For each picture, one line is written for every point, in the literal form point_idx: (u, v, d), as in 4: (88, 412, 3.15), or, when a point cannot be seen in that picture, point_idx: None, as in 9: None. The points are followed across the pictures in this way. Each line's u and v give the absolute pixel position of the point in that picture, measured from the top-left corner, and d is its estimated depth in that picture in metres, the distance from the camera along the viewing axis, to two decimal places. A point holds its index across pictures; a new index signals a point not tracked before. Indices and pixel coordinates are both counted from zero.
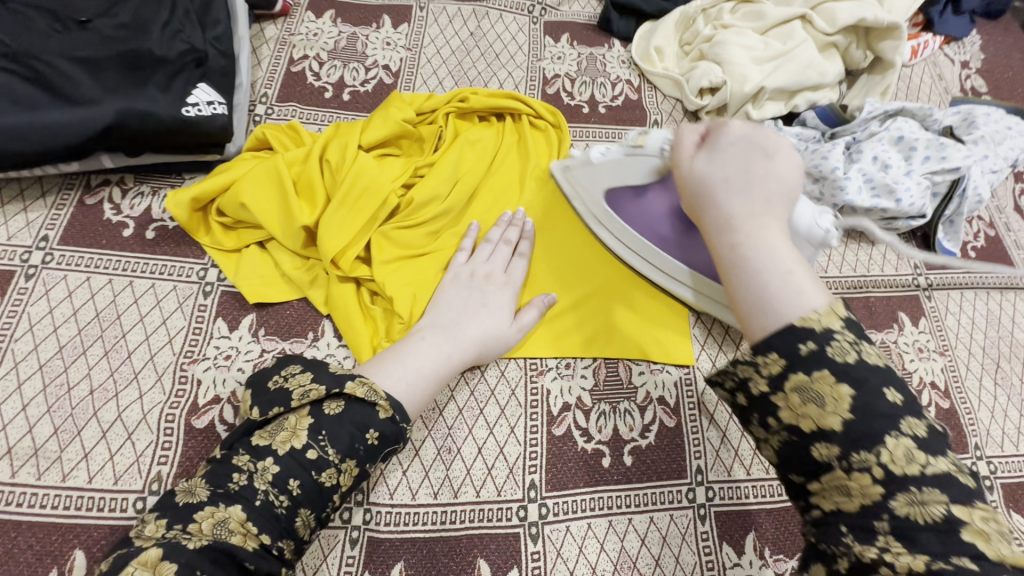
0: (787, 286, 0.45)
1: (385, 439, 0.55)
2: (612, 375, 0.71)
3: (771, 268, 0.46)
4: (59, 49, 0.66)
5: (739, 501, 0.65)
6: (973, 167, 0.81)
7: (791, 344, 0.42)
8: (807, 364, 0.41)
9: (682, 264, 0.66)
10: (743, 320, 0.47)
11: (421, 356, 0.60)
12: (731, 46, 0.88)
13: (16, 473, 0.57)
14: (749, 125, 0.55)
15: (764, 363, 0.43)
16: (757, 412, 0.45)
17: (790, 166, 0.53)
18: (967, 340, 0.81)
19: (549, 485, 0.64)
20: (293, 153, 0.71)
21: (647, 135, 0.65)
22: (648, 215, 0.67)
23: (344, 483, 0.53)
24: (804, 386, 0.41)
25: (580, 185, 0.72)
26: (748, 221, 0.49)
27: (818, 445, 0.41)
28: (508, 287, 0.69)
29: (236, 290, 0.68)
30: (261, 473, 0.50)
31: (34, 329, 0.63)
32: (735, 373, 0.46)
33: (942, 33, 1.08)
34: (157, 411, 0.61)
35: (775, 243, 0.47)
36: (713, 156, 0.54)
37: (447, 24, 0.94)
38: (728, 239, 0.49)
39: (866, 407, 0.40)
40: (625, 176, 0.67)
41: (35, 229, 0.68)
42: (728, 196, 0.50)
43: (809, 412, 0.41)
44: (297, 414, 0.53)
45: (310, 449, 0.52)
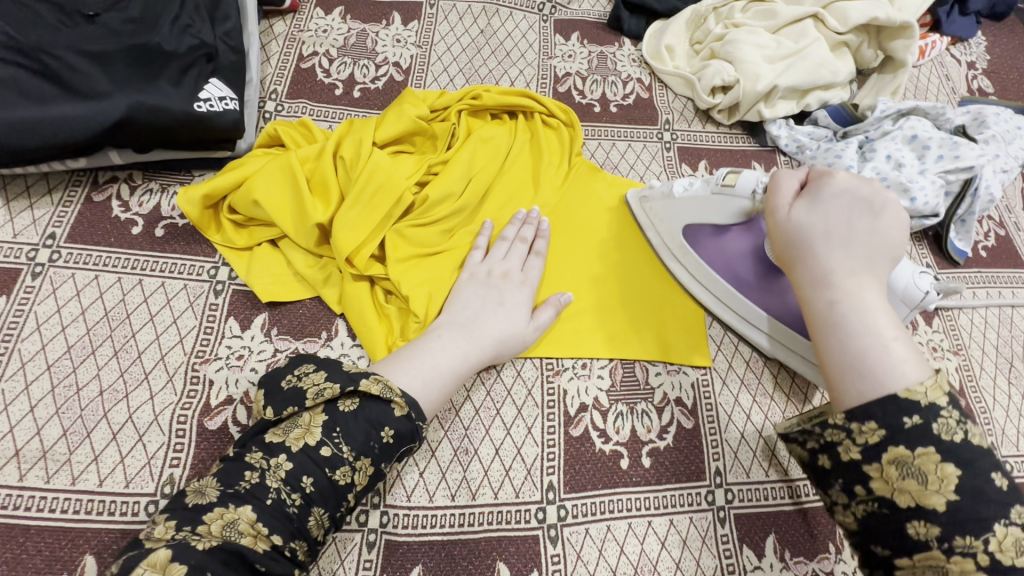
0: (885, 350, 0.45)
1: (401, 438, 0.54)
2: (629, 376, 0.70)
3: (871, 330, 0.46)
4: (67, 42, 0.65)
5: (760, 503, 0.65)
6: (986, 166, 0.81)
7: (895, 416, 0.43)
8: (908, 438, 0.42)
9: (760, 309, 0.68)
10: (832, 377, 0.47)
11: (440, 356, 0.59)
12: (745, 45, 0.87)
13: (24, 477, 0.55)
14: (857, 181, 0.55)
15: (859, 432, 0.45)
16: (842, 478, 0.47)
17: (896, 226, 0.53)
18: (980, 339, 0.81)
19: (567, 487, 0.63)
20: (305, 149, 0.70)
21: (736, 174, 0.64)
22: (727, 254, 0.69)
23: (359, 482, 0.52)
24: (903, 460, 0.42)
25: (658, 215, 0.75)
26: (849, 279, 0.49)
27: (916, 522, 0.41)
28: (525, 287, 0.68)
29: (248, 289, 0.67)
30: (274, 471, 0.49)
31: (41, 329, 0.62)
32: (823, 435, 0.48)
33: (949, 33, 1.08)
34: (168, 412, 0.59)
35: (876, 305, 0.48)
36: (814, 206, 0.55)
37: (457, 21, 0.94)
38: (825, 294, 0.50)
39: (974, 490, 0.40)
40: (708, 215, 0.68)
41: (41, 227, 0.67)
42: (827, 250, 0.51)
43: (909, 487, 0.42)
44: (312, 411, 0.52)
45: (325, 446, 0.51)
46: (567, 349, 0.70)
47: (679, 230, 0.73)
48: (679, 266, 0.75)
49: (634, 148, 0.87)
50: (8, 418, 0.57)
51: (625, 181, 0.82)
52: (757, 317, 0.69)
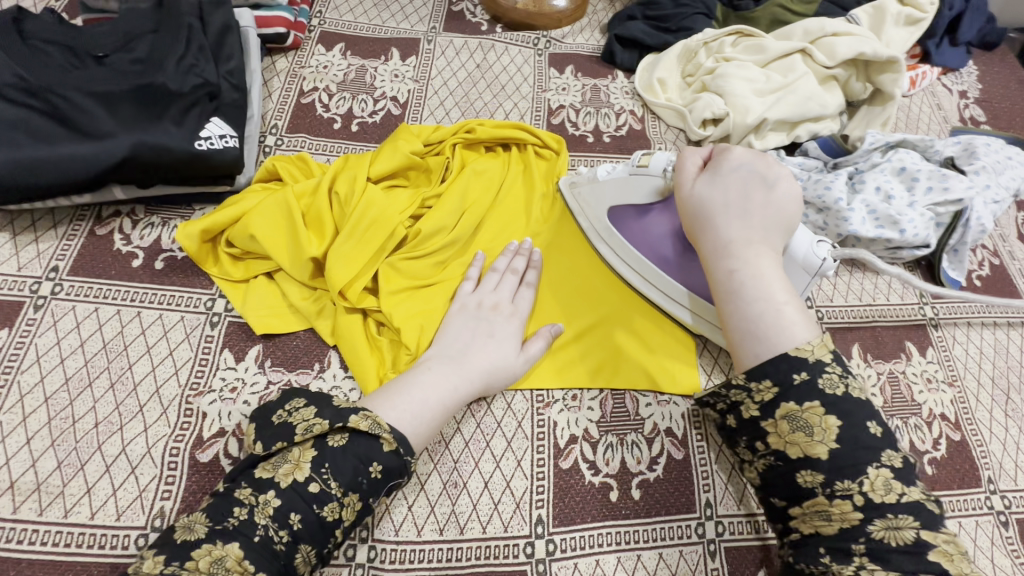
0: (777, 314, 0.53)
1: (389, 473, 0.54)
2: (619, 407, 0.70)
3: (765, 298, 0.54)
4: (76, 83, 0.68)
5: (743, 536, 0.64)
6: (977, 198, 0.81)
7: (786, 374, 0.50)
8: (798, 394, 0.49)
9: (680, 285, 0.71)
10: (734, 340, 0.55)
11: (428, 389, 0.59)
12: (734, 79, 0.89)
13: (18, 509, 0.56)
14: (748, 155, 0.62)
15: (758, 390, 0.51)
16: (746, 435, 0.52)
17: (789, 197, 0.60)
18: (975, 370, 0.81)
19: (556, 521, 0.63)
20: (302, 185, 0.72)
21: (650, 156, 0.70)
22: (649, 234, 0.72)
23: (347, 518, 0.53)
24: (794, 415, 0.49)
25: (585, 201, 0.77)
26: (745, 248, 0.57)
27: (803, 472, 0.48)
28: (514, 319, 0.69)
29: (243, 320, 0.68)
30: (262, 506, 0.50)
31: (41, 360, 0.63)
32: (728, 396, 0.53)
33: (940, 64, 1.09)
34: (161, 444, 0.60)
35: (769, 272, 0.55)
36: (713, 180, 0.61)
37: (454, 56, 0.96)
38: (726, 263, 0.56)
39: (851, 439, 0.47)
40: (629, 196, 0.72)
41: (45, 260, 0.69)
42: (726, 221, 0.58)
43: (799, 440, 0.48)
44: (302, 445, 0.53)
45: (313, 482, 0.51)
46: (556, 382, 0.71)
47: (605, 213, 0.75)
48: (607, 250, 0.77)
49: None
50: (5, 450, 0.58)
51: None
52: (678, 292, 0.72)
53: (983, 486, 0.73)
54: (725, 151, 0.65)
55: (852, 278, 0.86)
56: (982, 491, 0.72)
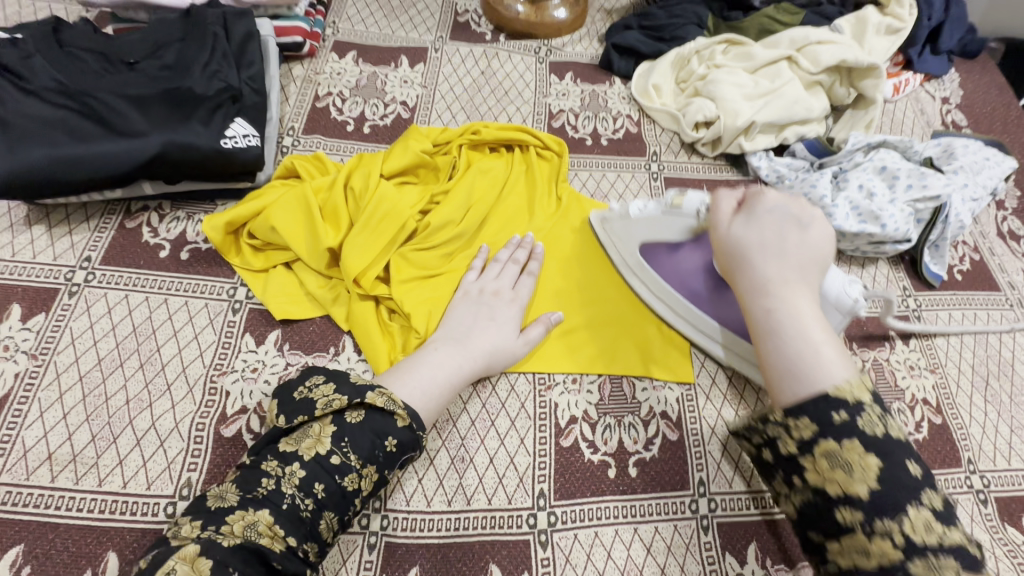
0: (816, 354, 0.52)
1: (404, 447, 0.58)
2: (617, 391, 0.74)
3: (803, 337, 0.53)
4: (110, 87, 0.73)
5: (740, 512, 0.68)
6: (954, 195, 0.86)
7: (825, 412, 0.49)
8: (838, 433, 0.48)
9: (713, 320, 0.74)
10: (771, 377, 0.54)
11: (435, 365, 0.64)
12: (724, 84, 0.95)
13: (55, 478, 0.60)
14: (782, 196, 0.63)
15: (796, 427, 0.51)
16: (783, 470, 0.53)
17: (823, 238, 0.60)
18: (956, 358, 0.85)
19: (557, 495, 0.67)
20: (319, 181, 0.77)
21: (683, 194, 0.71)
22: (681, 269, 0.75)
23: (365, 488, 0.56)
24: (833, 453, 0.49)
25: (617, 235, 0.80)
26: (782, 286, 0.56)
27: (842, 509, 0.48)
28: (514, 304, 0.73)
29: (263, 307, 0.73)
30: (288, 477, 0.54)
31: (75, 342, 0.67)
32: (765, 430, 0.53)
33: (922, 71, 1.15)
34: (188, 420, 0.64)
35: (806, 311, 0.55)
36: (749, 221, 0.62)
37: (460, 63, 1.02)
38: (763, 301, 0.56)
39: (893, 479, 0.47)
40: (660, 233, 0.74)
41: (78, 250, 0.74)
42: (763, 260, 0.58)
43: (837, 477, 0.48)
44: (321, 422, 0.57)
45: (334, 455, 0.55)
46: (554, 364, 0.75)
47: (636, 248, 0.78)
48: (640, 283, 0.80)
49: (622, 179, 0.93)
50: (43, 424, 0.62)
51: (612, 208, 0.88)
52: (710, 327, 0.75)
53: (963, 466, 0.76)
54: (758, 192, 0.65)
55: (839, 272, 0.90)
56: (962, 471, 0.76)
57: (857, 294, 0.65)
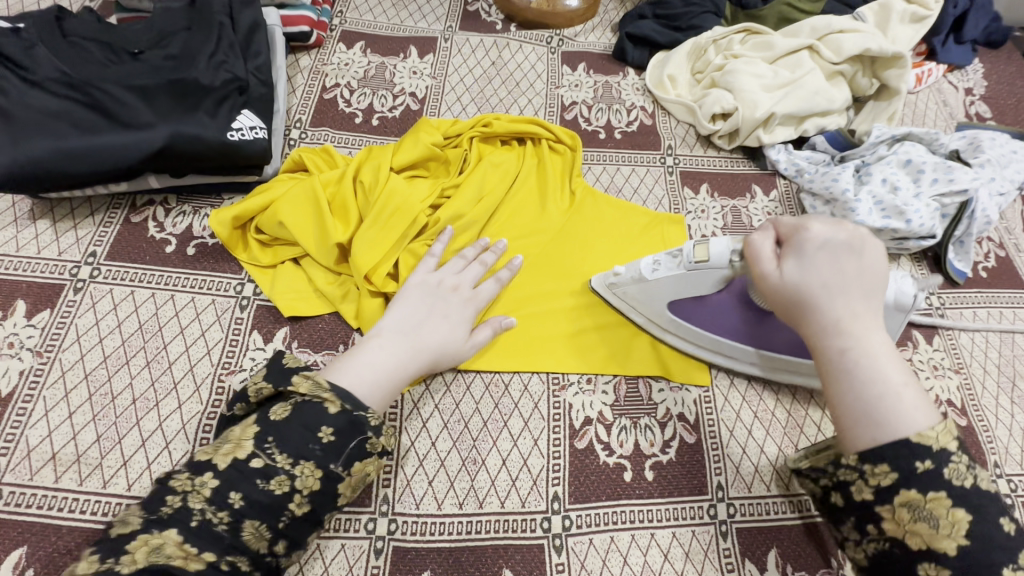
0: (897, 398, 0.50)
1: (343, 434, 0.55)
2: (633, 392, 0.72)
3: (883, 380, 0.50)
4: (115, 77, 0.71)
5: (761, 518, 0.66)
6: (982, 189, 0.83)
7: (910, 463, 0.48)
8: (923, 484, 0.47)
9: (749, 346, 0.71)
10: (846, 424, 0.51)
11: (376, 362, 0.61)
12: (743, 75, 0.92)
13: (59, 479, 0.59)
14: (832, 224, 0.58)
15: (873, 474, 0.49)
16: (855, 516, 0.52)
17: (878, 259, 0.57)
18: (981, 358, 0.82)
19: (572, 498, 0.65)
20: (328, 174, 0.75)
21: (705, 246, 0.64)
22: (715, 311, 0.69)
23: (305, 488, 0.53)
24: (917, 504, 0.48)
25: (634, 299, 0.73)
26: (855, 326, 0.53)
27: (925, 564, 0.47)
28: (470, 302, 0.70)
29: (271, 304, 0.71)
30: (197, 490, 0.51)
31: (80, 339, 0.66)
32: (836, 474, 0.53)
33: (946, 61, 1.11)
34: (195, 421, 0.63)
35: (880, 351, 0.52)
36: (803, 258, 0.56)
37: (470, 54, 0.99)
38: (837, 344, 0.52)
39: (984, 536, 0.46)
40: (688, 289, 0.67)
41: (83, 245, 0.72)
42: (829, 300, 0.54)
43: (921, 531, 0.47)
44: (243, 427, 0.55)
45: (256, 458, 0.53)
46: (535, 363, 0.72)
47: (664, 310, 0.71)
48: (675, 338, 0.74)
49: (637, 173, 0.91)
50: (48, 423, 0.61)
51: (628, 204, 0.85)
52: (746, 352, 0.71)
53: (989, 469, 0.74)
54: (798, 222, 0.59)
55: None
56: (988, 475, 0.74)
57: (913, 290, 0.65)
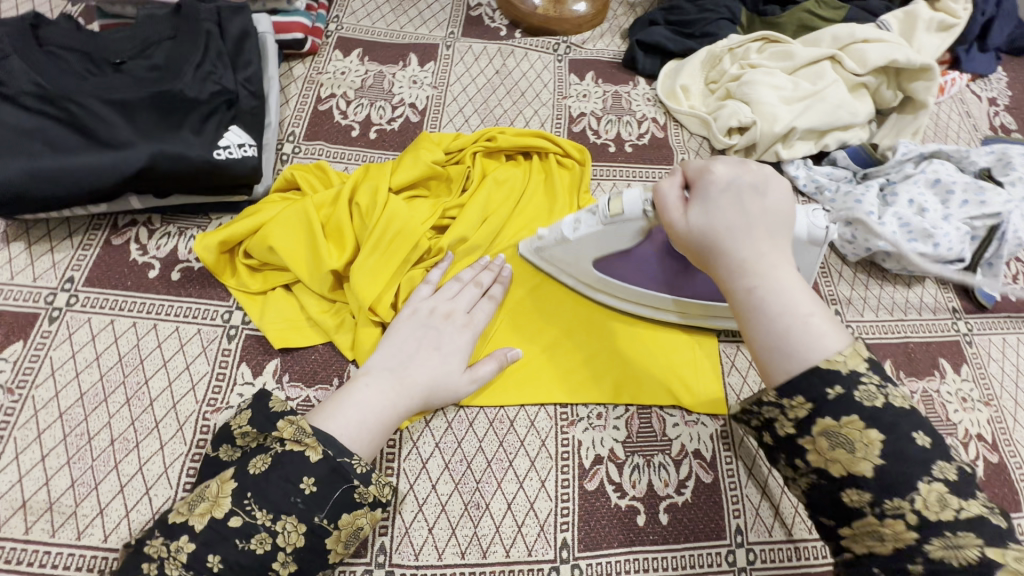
0: (806, 326, 0.48)
1: (326, 483, 0.52)
2: (646, 427, 0.68)
3: (791, 311, 0.48)
4: (92, 91, 0.66)
5: (783, 564, 0.62)
6: (1016, 212, 0.78)
7: (819, 389, 0.46)
8: (836, 409, 0.45)
9: (667, 295, 0.70)
10: (762, 359, 0.49)
11: (365, 403, 0.57)
12: (761, 86, 0.87)
13: (30, 529, 0.54)
14: (734, 166, 0.56)
15: (791, 407, 0.47)
16: (784, 453, 0.49)
17: (780, 196, 0.55)
18: (1012, 389, 0.77)
19: (581, 545, 0.61)
20: (322, 194, 0.70)
21: (619, 199, 0.61)
22: (637, 262, 0.68)
23: (288, 544, 0.50)
24: (833, 431, 0.45)
25: (560, 260, 0.71)
26: (761, 263, 0.51)
27: (849, 491, 0.45)
28: (466, 330, 0.65)
29: (260, 333, 0.67)
30: (173, 558, 0.48)
31: (55, 374, 0.62)
32: (760, 413, 0.49)
33: (970, 70, 1.06)
34: (178, 464, 0.59)
35: (791, 284, 0.50)
36: (706, 204, 0.54)
37: (473, 62, 0.95)
38: (744, 283, 0.51)
39: (898, 452, 0.43)
40: (609, 245, 0.66)
41: (60, 270, 0.68)
42: (733, 242, 0.52)
43: (839, 457, 0.45)
44: (220, 481, 0.51)
45: (235, 517, 0.50)
46: (547, 396, 0.68)
47: (591, 268, 0.70)
48: (607, 296, 0.73)
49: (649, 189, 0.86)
50: (19, 467, 0.57)
51: None
52: (664, 301, 0.71)
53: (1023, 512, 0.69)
54: (702, 169, 0.57)
55: (882, 293, 0.82)
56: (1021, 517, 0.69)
57: (826, 221, 0.61)
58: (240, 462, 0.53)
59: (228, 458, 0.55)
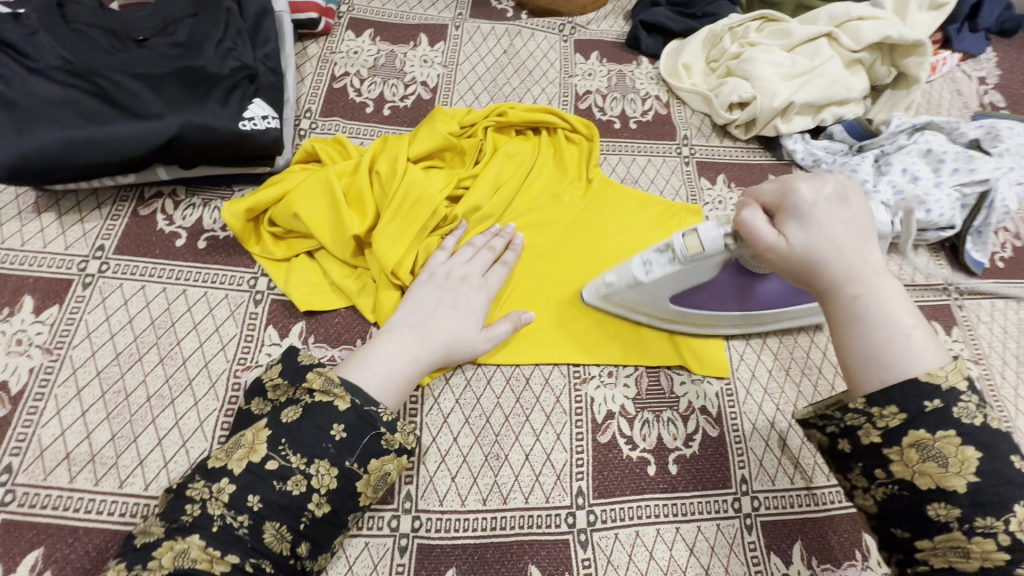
0: (906, 338, 0.48)
1: (355, 430, 0.55)
2: (654, 385, 0.71)
3: (893, 323, 0.48)
4: (120, 65, 0.69)
5: (785, 510, 0.66)
6: (1002, 179, 0.82)
7: (916, 402, 0.45)
8: (930, 423, 0.45)
9: (736, 312, 0.70)
10: (860, 369, 0.48)
11: (391, 356, 0.60)
12: (760, 63, 0.90)
13: (74, 479, 0.57)
14: (813, 181, 0.54)
15: (881, 416, 0.46)
16: (864, 462, 0.48)
17: (866, 211, 0.54)
18: (1000, 349, 0.81)
19: (596, 493, 0.65)
20: (342, 164, 0.73)
21: (697, 235, 0.59)
22: (707, 291, 0.67)
23: (322, 487, 0.53)
24: (925, 444, 0.45)
25: (632, 300, 0.70)
26: (862, 276, 0.50)
27: (937, 504, 0.44)
28: (482, 291, 0.68)
29: (286, 298, 0.69)
30: (215, 498, 0.51)
31: (91, 336, 0.64)
32: (844, 420, 0.49)
33: (960, 49, 1.10)
34: (212, 419, 0.62)
35: (891, 291, 0.50)
36: (805, 211, 0.52)
37: (481, 42, 0.97)
38: (849, 294, 0.50)
39: (992, 471, 0.44)
40: (687, 281, 0.64)
41: (91, 239, 0.70)
42: (835, 252, 0.50)
43: (930, 470, 0.44)
44: (255, 429, 0.54)
45: (271, 460, 0.52)
46: (560, 355, 0.71)
47: (667, 303, 0.69)
48: (685, 326, 0.72)
49: (654, 163, 0.89)
50: (61, 422, 0.60)
51: (643, 194, 0.83)
52: (732, 317, 0.71)
53: None
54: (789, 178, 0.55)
55: None
56: None
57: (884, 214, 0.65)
58: (274, 412, 0.56)
59: (259, 410, 0.57)
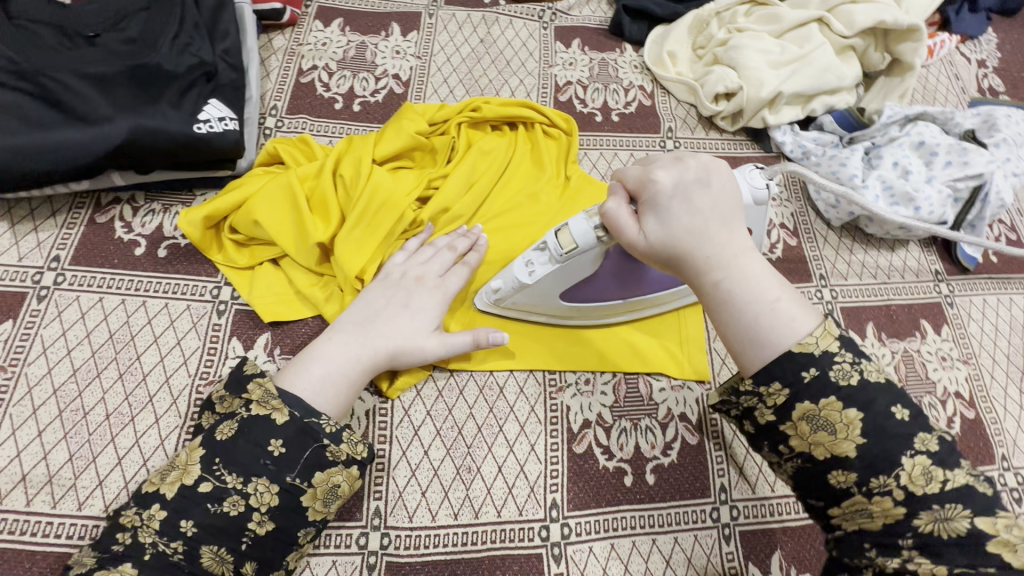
0: (773, 312, 0.47)
1: (294, 444, 0.53)
2: (632, 392, 0.69)
3: (759, 300, 0.47)
4: (67, 65, 0.65)
5: (765, 519, 0.64)
6: (997, 172, 0.78)
7: (796, 373, 0.45)
8: (812, 393, 0.44)
9: (618, 300, 0.68)
10: (735, 348, 0.48)
11: (323, 355, 0.58)
12: (748, 50, 0.86)
13: (31, 502, 0.56)
14: (672, 167, 0.52)
15: (769, 394, 0.46)
16: (767, 440, 0.48)
17: (727, 185, 0.52)
18: (991, 347, 0.79)
19: (570, 505, 0.63)
20: (306, 167, 0.70)
21: (568, 231, 0.57)
22: (595, 286, 0.66)
23: (266, 504, 0.52)
24: (812, 414, 0.45)
25: (524, 304, 0.67)
26: (725, 255, 0.49)
27: (835, 473, 0.45)
28: (437, 291, 0.65)
29: (250, 309, 0.67)
30: (146, 525, 0.49)
31: (47, 352, 0.62)
32: (740, 402, 0.49)
33: (959, 31, 1.05)
34: (173, 436, 0.60)
35: (757, 271, 0.48)
36: (658, 199, 0.50)
37: (457, 31, 0.93)
38: (711, 277, 0.49)
39: (879, 429, 0.44)
40: (571, 279, 0.62)
41: (46, 250, 0.67)
42: (693, 236, 0.49)
43: (822, 440, 0.45)
44: (189, 449, 0.53)
45: (205, 482, 0.51)
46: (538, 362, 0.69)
47: (559, 301, 0.67)
48: (582, 319, 0.71)
49: (637, 158, 0.86)
50: (16, 443, 0.58)
51: None
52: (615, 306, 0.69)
53: (996, 464, 0.71)
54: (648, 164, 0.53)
55: (865, 256, 0.83)
56: (994, 469, 0.71)
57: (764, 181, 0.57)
58: (208, 429, 0.54)
59: (207, 424, 0.55)
